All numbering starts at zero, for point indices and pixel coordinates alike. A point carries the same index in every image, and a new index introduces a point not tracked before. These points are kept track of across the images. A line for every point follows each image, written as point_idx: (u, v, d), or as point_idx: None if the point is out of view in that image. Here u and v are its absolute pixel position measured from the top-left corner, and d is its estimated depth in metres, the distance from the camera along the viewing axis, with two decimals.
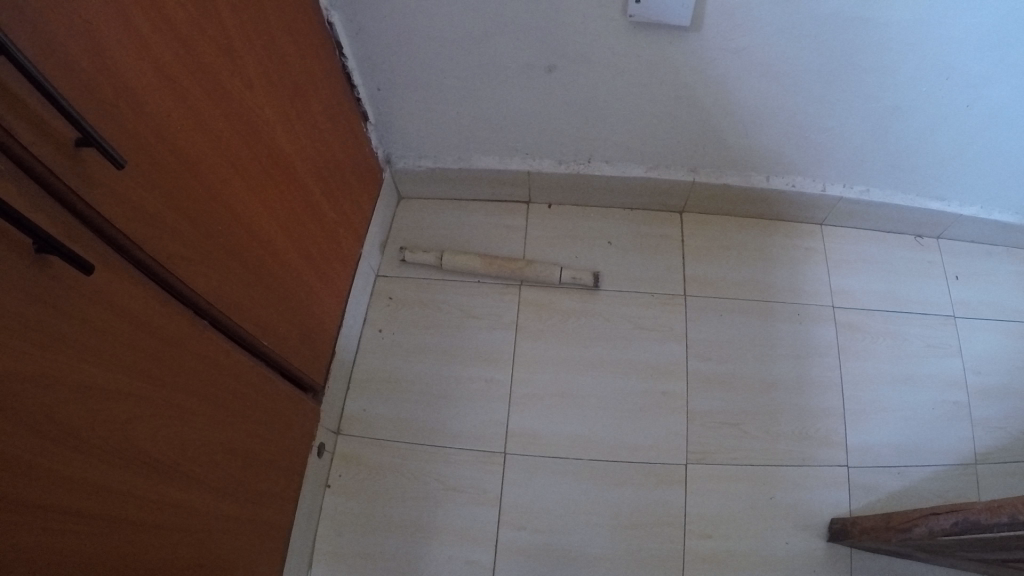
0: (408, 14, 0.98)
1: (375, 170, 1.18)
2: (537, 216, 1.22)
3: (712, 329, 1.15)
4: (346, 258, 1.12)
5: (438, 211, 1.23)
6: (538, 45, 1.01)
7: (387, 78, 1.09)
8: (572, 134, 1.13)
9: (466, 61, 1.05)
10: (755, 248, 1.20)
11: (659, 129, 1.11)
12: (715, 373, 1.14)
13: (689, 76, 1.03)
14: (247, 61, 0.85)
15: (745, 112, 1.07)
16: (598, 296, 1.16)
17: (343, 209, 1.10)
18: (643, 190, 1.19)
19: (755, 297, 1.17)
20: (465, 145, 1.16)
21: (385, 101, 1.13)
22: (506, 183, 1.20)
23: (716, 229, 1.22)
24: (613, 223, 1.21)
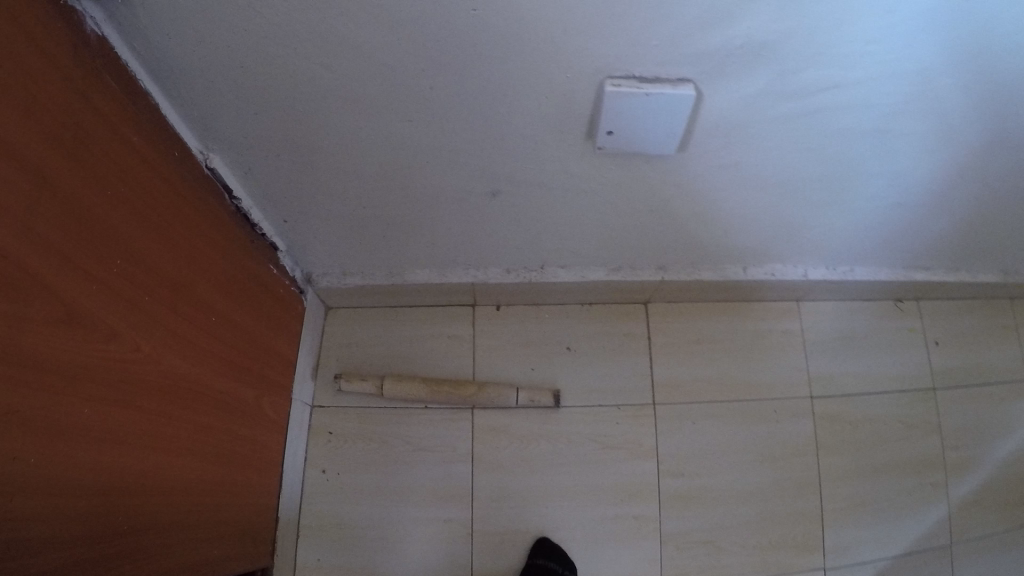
0: (321, 151, 0.78)
1: (291, 293, 0.99)
2: (484, 321, 1.09)
3: (684, 440, 1.09)
4: (282, 406, 0.95)
5: (373, 322, 1.08)
6: (476, 168, 0.83)
7: (297, 212, 0.89)
8: (523, 246, 0.97)
9: (395, 187, 0.85)
10: (727, 340, 1.14)
11: (631, 236, 0.98)
12: (687, 490, 1.07)
13: (666, 191, 0.89)
14: (146, 257, 0.64)
15: (723, 217, 0.95)
16: (560, 415, 1.07)
17: (272, 356, 0.92)
18: (604, 289, 1.07)
19: (735, 397, 1.11)
20: (397, 260, 0.99)
21: (295, 228, 0.92)
22: (447, 292, 1.05)
23: (684, 319, 1.15)
24: (569, 324, 1.10)
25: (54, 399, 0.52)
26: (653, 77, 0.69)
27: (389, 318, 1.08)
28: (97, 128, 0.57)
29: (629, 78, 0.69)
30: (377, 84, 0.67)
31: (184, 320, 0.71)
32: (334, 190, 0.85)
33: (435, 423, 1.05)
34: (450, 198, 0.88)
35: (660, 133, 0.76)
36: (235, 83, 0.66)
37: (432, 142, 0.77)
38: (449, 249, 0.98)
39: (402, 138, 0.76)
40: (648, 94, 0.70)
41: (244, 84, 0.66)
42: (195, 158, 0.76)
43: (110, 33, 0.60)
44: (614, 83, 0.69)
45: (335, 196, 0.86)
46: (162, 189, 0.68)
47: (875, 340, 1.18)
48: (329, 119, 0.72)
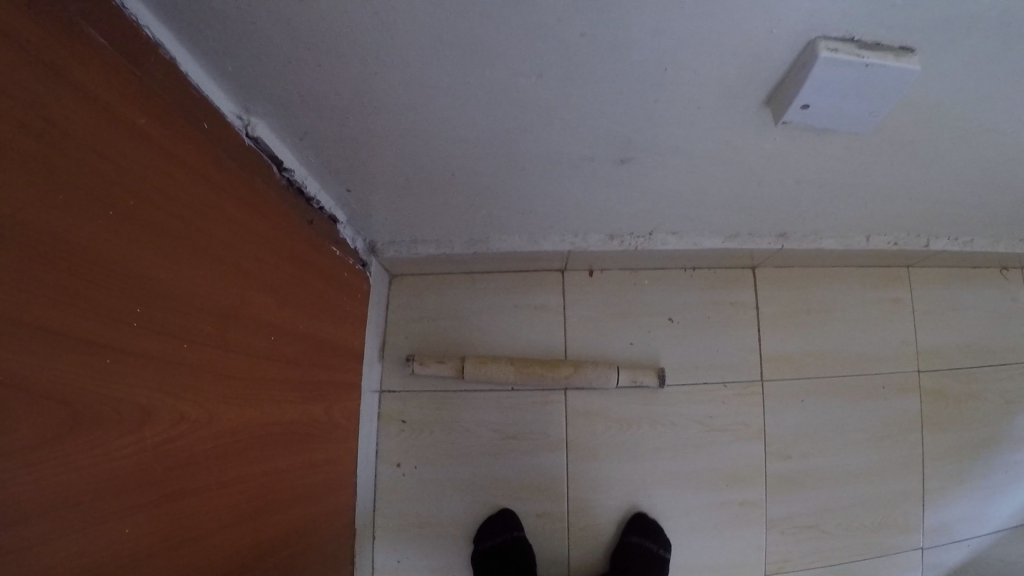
0: (398, 116, 0.58)
1: (352, 267, 0.82)
2: (576, 289, 0.97)
3: (796, 418, 1.03)
4: (346, 403, 0.81)
5: (447, 292, 0.96)
6: (603, 138, 0.61)
7: (364, 183, 0.72)
8: (633, 217, 0.80)
9: (491, 158, 0.65)
10: (836, 307, 1.09)
11: (764, 212, 0.84)
12: (794, 473, 1.01)
13: (821, 175, 0.74)
14: (161, 282, 0.45)
15: (868, 190, 0.82)
16: (661, 394, 0.98)
17: (331, 348, 0.76)
18: (715, 255, 0.96)
19: (847, 370, 1.07)
20: (481, 227, 0.82)
21: (359, 198, 0.76)
22: (534, 258, 0.90)
23: (793, 285, 1.08)
24: (671, 291, 0.99)
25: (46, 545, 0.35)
26: (875, 41, 0.48)
27: (464, 287, 0.96)
28: (82, 114, 0.38)
29: (848, 41, 0.47)
30: (500, 35, 0.46)
31: (219, 345, 0.53)
32: (412, 166, 0.68)
33: (524, 408, 0.95)
34: (555, 183, 0.70)
35: (858, 110, 0.55)
36: (299, 37, 0.46)
37: (549, 120, 0.58)
38: (538, 222, 0.81)
39: (515, 117, 0.58)
40: (869, 66, 0.48)
41: (303, 43, 0.47)
42: (240, 133, 0.58)
43: None
44: (830, 47, 0.46)
45: (410, 173, 0.69)
46: (183, 174, 0.49)
47: (980, 308, 1.15)
48: (427, 90, 0.54)
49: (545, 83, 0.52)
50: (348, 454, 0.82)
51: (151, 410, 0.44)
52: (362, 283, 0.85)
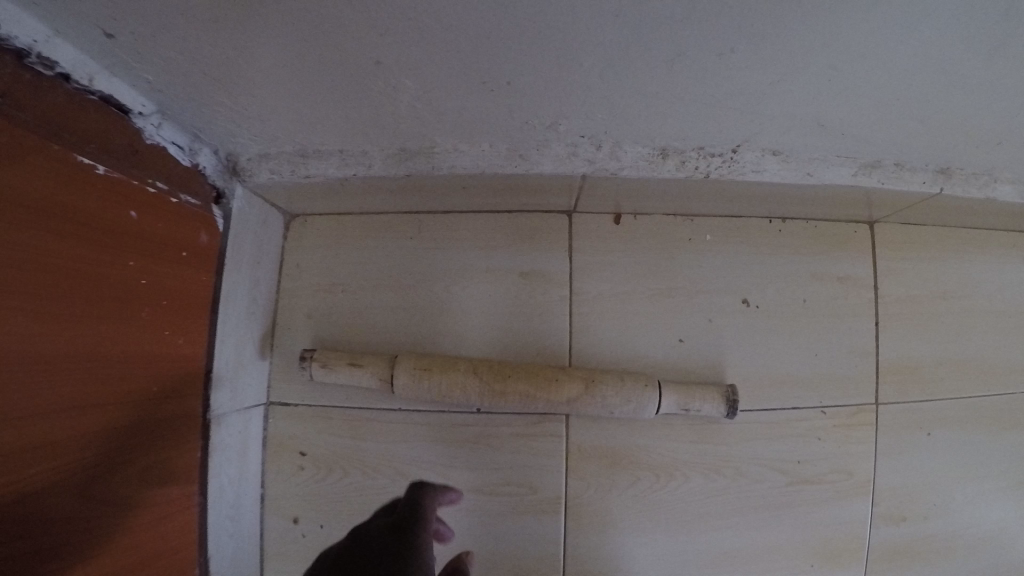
0: None
1: (151, 197, 0.42)
2: (591, 247, 0.58)
3: (923, 464, 0.70)
4: (133, 465, 0.41)
5: (377, 245, 0.57)
6: None
7: (124, 12, 0.31)
8: (715, 119, 0.41)
9: None
10: (980, 292, 0.72)
11: (950, 121, 0.45)
12: (909, 544, 0.70)
13: None
14: None
15: None
16: (722, 424, 0.60)
17: (107, 368, 0.38)
18: (827, 202, 0.58)
19: (993, 392, 0.72)
20: (426, 134, 0.42)
21: (144, 53, 0.35)
22: (525, 194, 0.50)
23: (924, 253, 0.70)
24: (751, 254, 0.60)
25: None
26: None
27: (406, 239, 0.57)
28: None
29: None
30: None
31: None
32: None
33: (500, 445, 0.58)
34: (565, 14, 0.30)
35: None
36: None
37: None
38: (527, 127, 0.40)
39: None
40: None
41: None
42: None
43: None
44: None
45: None
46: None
47: None
48: None
49: None
50: (151, 555, 0.43)
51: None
52: (188, 231, 0.45)
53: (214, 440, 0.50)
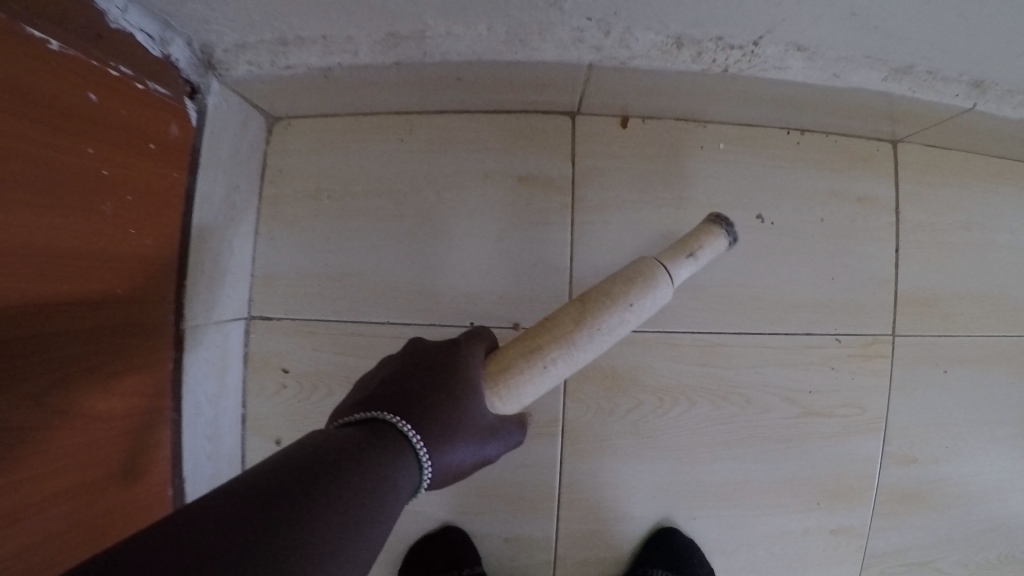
0: None
1: (113, 83, 0.37)
2: (595, 152, 0.54)
3: (936, 402, 0.67)
4: (97, 374, 0.38)
5: (364, 147, 0.53)
6: None
7: None
8: (735, 7, 0.37)
9: None
10: (1006, 222, 0.68)
11: (996, 21, 0.41)
12: (916, 486, 0.67)
13: None
14: None
15: None
16: (731, 347, 0.57)
17: (68, 269, 0.35)
18: (849, 112, 0.54)
19: (1014, 330, 0.68)
20: (417, 16, 0.38)
21: None
22: (523, 88, 0.46)
23: (953, 178, 0.66)
24: (766, 165, 0.57)
25: None
26: None
27: (397, 140, 0.53)
28: None
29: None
30: None
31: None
32: None
33: None
34: None
35: None
36: None
37: None
38: (528, 5, 0.36)
39: None
40: None
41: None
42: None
43: None
44: None
45: None
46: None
47: None
48: None
49: None
50: (113, 466, 0.40)
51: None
52: (150, 123, 0.41)
53: (190, 352, 0.47)
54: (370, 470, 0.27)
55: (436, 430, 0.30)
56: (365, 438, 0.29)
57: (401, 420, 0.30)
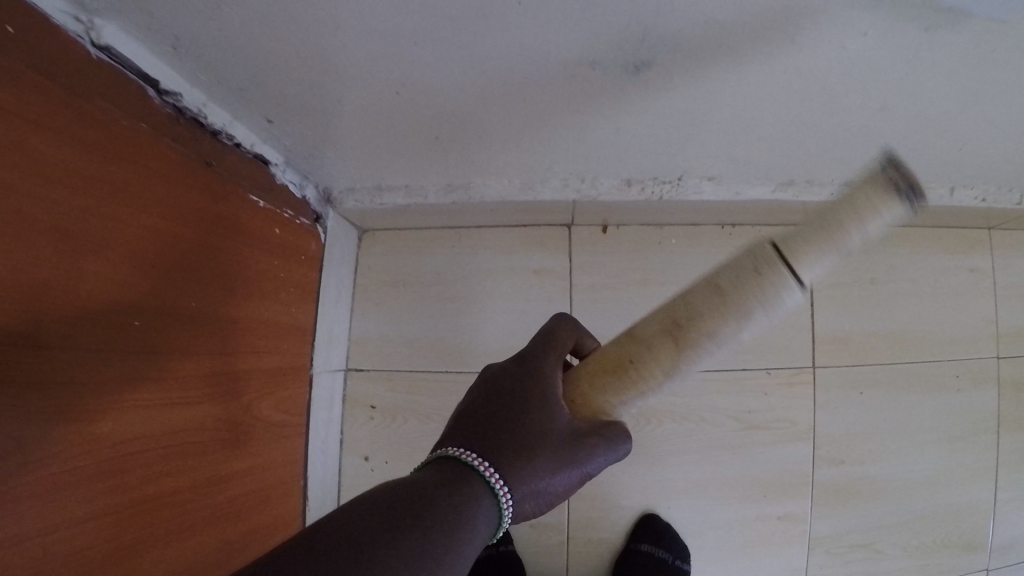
0: (305, 19, 0.38)
1: (284, 222, 0.62)
2: (585, 250, 0.79)
3: (852, 416, 0.86)
4: (269, 397, 0.62)
5: (425, 250, 0.78)
6: (613, 44, 0.41)
7: (282, 112, 0.51)
8: (655, 160, 0.61)
9: (458, 74, 0.45)
10: (902, 277, 0.88)
11: (829, 148, 0.63)
12: (846, 481, 0.86)
13: (904, 105, 0.54)
14: None
15: (964, 126, 0.61)
16: (688, 382, 0.80)
17: (257, 330, 0.59)
18: (761, 210, 0.78)
19: (917, 358, 0.89)
20: (464, 173, 0.62)
21: (289, 131, 0.55)
22: (532, 212, 0.71)
23: (858, 248, 0.87)
24: (710, 253, 0.80)
25: None
26: None
27: (448, 245, 0.78)
28: None
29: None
30: None
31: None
32: (345, 90, 0.47)
33: None
34: (543, 110, 0.50)
35: None
36: None
37: (532, 21, 0.39)
38: (531, 166, 0.61)
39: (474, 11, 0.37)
40: None
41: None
42: (61, 27, 0.38)
43: None
44: None
45: (342, 100, 0.49)
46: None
47: None
48: None
49: None
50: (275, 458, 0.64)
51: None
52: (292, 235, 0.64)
53: (315, 389, 0.71)
54: (450, 501, 0.40)
55: (510, 467, 0.43)
56: (451, 476, 0.42)
57: (478, 462, 0.43)
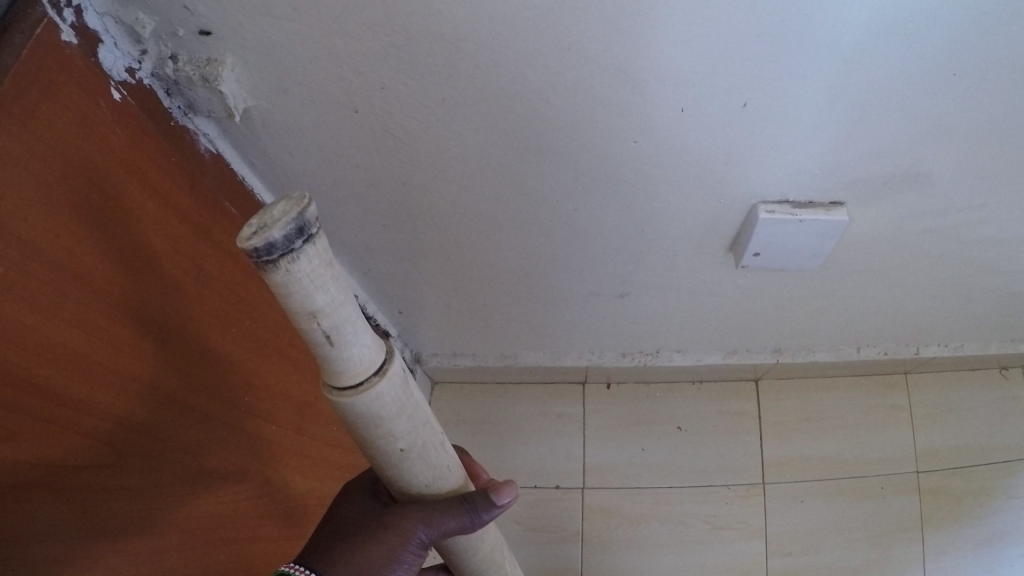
0: (444, 262, 0.76)
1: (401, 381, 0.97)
2: (595, 400, 1.15)
3: (796, 517, 1.12)
4: None
5: (483, 399, 1.16)
6: (601, 278, 0.79)
7: (409, 310, 0.88)
8: (638, 339, 0.96)
9: (516, 291, 0.82)
10: (833, 416, 1.18)
11: (754, 326, 0.96)
12: (798, 567, 1.10)
13: (789, 300, 0.87)
14: (274, 361, 0.62)
15: (843, 308, 0.93)
16: (669, 494, 1.11)
17: None
18: (719, 369, 1.10)
19: (849, 475, 1.15)
20: (512, 347, 0.98)
21: (412, 322, 0.92)
22: (558, 371, 1.05)
23: (798, 397, 1.18)
24: (680, 402, 1.16)
25: (204, 457, 0.51)
26: (806, 203, 0.65)
27: (496, 395, 1.16)
28: (222, 221, 0.58)
29: (782, 204, 0.65)
30: (495, 186, 0.64)
31: (224, 407, 0.54)
32: (454, 299, 0.85)
33: (544, 502, 1.11)
34: (563, 312, 0.87)
35: (804, 258, 0.71)
36: (363, 192, 0.64)
37: (558, 263, 0.76)
38: (557, 343, 0.97)
39: (527, 259, 0.75)
40: (802, 221, 0.65)
41: (353, 175, 0.62)
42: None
43: (229, 153, 0.60)
44: (768, 209, 0.65)
45: (449, 305, 0.86)
46: (218, 222, 0.57)
47: (993, 410, 1.19)
48: (459, 247, 0.73)
49: (551, 238, 0.71)
50: None
51: (150, 426, 0.46)
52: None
53: None
54: None
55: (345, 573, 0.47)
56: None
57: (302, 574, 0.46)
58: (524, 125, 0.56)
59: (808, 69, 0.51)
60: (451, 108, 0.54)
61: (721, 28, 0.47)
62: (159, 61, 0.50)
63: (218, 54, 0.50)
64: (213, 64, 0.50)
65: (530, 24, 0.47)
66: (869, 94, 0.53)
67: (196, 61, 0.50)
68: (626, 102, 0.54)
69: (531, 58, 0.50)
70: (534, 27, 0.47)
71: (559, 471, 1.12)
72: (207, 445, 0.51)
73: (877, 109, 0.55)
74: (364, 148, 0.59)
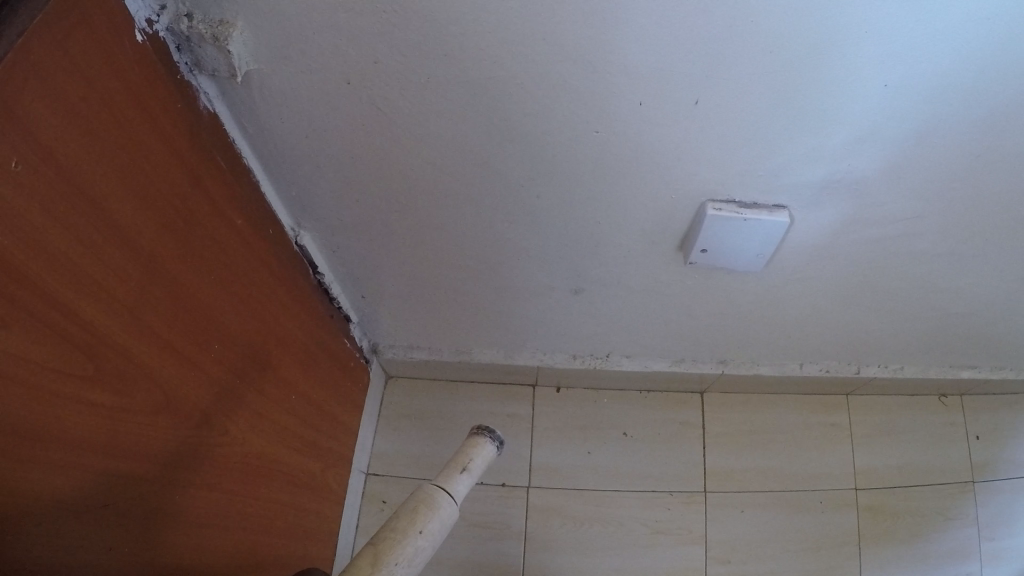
0: (415, 245, 0.78)
1: (354, 363, 0.98)
2: (544, 402, 1.20)
3: (734, 526, 1.14)
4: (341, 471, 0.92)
5: (430, 397, 1.19)
6: (560, 272, 0.82)
7: (371, 295, 0.90)
8: (589, 341, 1.00)
9: (480, 283, 0.85)
10: (774, 431, 1.22)
11: (699, 336, 1.01)
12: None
13: (734, 309, 0.92)
14: (245, 317, 0.64)
15: (786, 319, 0.97)
16: (613, 497, 1.14)
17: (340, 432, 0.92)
18: (666, 378, 1.13)
19: (787, 488, 1.18)
20: (467, 342, 1.02)
21: (374, 308, 0.94)
22: (512, 371, 1.07)
23: (741, 410, 1.23)
24: (628, 411, 1.20)
25: (168, 390, 0.53)
26: (752, 203, 0.70)
27: (446, 394, 1.19)
28: (216, 178, 0.60)
29: (729, 202, 0.69)
30: (473, 169, 0.66)
31: (181, 363, 0.54)
32: (418, 287, 0.87)
33: (490, 498, 1.13)
34: (520, 307, 0.90)
35: (749, 256, 0.75)
36: (347, 167, 0.67)
37: (519, 253, 0.79)
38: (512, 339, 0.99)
39: (491, 249, 0.78)
40: (747, 220, 0.70)
41: (336, 151, 0.65)
42: (286, 233, 0.76)
43: (227, 118, 0.62)
44: (715, 206, 0.69)
45: (412, 293, 0.88)
46: (210, 175, 0.59)
47: (927, 432, 1.24)
48: (427, 232, 0.76)
49: (515, 227, 0.74)
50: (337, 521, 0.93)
51: (114, 356, 0.47)
52: (336, 404, 0.88)
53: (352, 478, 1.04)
54: None
55: None
56: None
57: None
58: (497, 111, 0.60)
59: (756, 71, 0.55)
60: (437, 87, 0.57)
61: (676, 28, 0.51)
62: (175, 18, 0.53)
63: (230, 17, 0.53)
64: (225, 26, 0.53)
65: (515, 10, 0.50)
66: (813, 99, 0.58)
67: (209, 21, 0.53)
68: (589, 92, 0.57)
69: (509, 45, 0.53)
70: (519, 13, 0.51)
71: (506, 469, 1.15)
72: (162, 393, 0.52)
73: (819, 112, 0.59)
74: (349, 122, 0.62)
